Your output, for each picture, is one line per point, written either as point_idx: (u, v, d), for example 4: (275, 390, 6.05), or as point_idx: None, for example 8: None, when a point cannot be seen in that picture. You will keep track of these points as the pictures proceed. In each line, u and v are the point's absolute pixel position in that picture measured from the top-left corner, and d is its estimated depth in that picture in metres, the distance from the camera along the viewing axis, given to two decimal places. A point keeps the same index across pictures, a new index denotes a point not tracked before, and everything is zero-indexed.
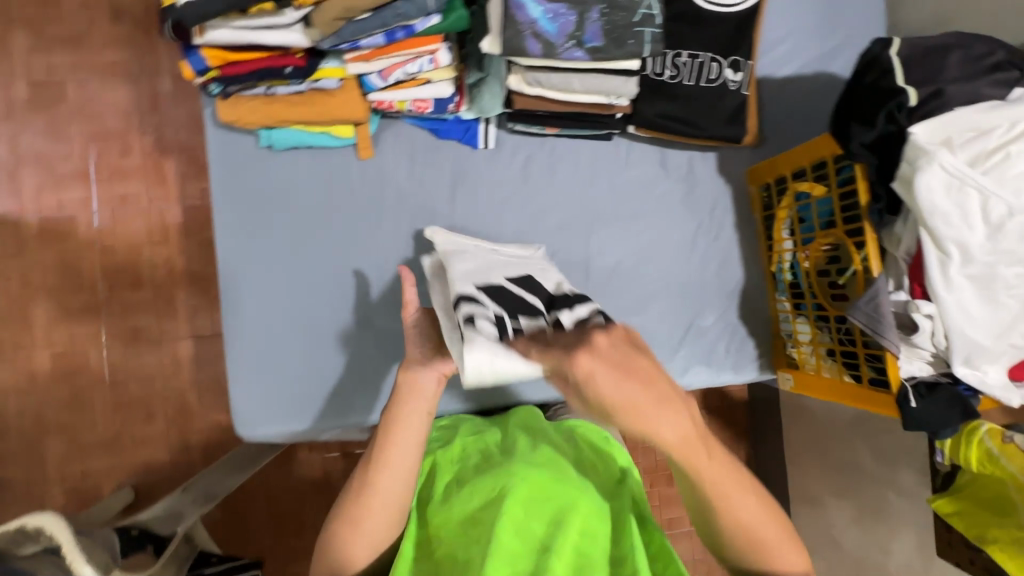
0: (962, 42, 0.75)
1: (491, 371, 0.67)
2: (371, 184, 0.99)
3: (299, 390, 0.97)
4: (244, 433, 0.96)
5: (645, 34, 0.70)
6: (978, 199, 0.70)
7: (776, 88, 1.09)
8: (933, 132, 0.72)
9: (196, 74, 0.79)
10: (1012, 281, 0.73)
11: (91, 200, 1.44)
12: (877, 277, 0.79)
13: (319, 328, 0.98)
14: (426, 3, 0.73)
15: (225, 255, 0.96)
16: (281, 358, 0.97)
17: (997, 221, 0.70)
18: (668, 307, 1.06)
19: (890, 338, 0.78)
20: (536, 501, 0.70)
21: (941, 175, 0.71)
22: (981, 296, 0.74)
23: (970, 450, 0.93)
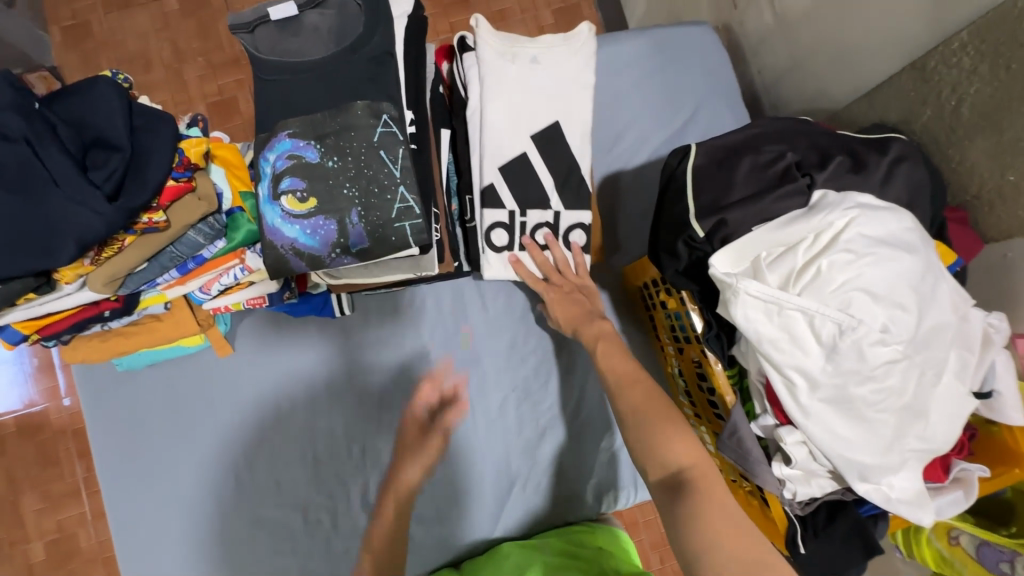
0: (749, 148, 0.69)
1: (499, 278, 0.91)
2: (239, 378, 1.00)
3: None
4: None
5: (406, 228, 0.68)
6: (803, 323, 0.62)
7: (634, 179, 1.04)
8: (733, 259, 0.64)
9: (16, 344, 0.79)
10: (871, 396, 0.64)
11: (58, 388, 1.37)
12: (732, 408, 0.74)
13: (212, 530, 0.96)
14: (197, 240, 0.73)
15: (107, 477, 0.96)
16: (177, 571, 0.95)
17: (830, 342, 0.62)
18: (566, 431, 1.00)
19: (760, 476, 0.71)
20: None
21: (755, 306, 0.62)
22: (845, 416, 0.65)
23: (924, 554, 0.80)
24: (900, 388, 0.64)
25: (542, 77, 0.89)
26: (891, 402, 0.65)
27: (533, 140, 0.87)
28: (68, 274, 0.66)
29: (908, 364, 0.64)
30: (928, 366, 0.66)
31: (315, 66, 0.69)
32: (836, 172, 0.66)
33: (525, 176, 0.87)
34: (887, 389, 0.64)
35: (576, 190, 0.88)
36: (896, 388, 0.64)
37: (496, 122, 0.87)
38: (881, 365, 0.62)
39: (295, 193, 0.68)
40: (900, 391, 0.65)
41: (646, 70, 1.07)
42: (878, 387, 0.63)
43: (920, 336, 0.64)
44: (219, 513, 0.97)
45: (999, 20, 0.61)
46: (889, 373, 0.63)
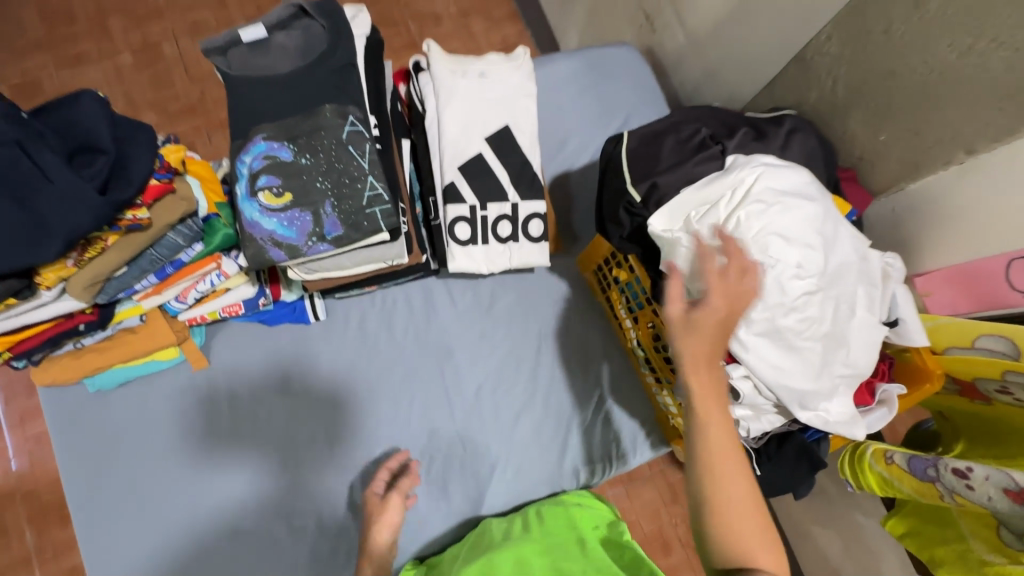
0: (671, 128, 0.81)
1: (465, 268, 0.99)
2: (214, 392, 1.00)
3: None
4: None
5: (378, 213, 0.75)
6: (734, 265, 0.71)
7: (580, 177, 1.15)
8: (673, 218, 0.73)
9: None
10: (796, 327, 0.73)
11: (6, 450, 1.49)
12: None
13: (191, 550, 0.94)
14: (177, 242, 0.77)
15: (79, 504, 0.93)
16: None
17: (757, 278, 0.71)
18: (540, 414, 1.06)
19: None
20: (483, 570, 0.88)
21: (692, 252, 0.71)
22: (778, 348, 0.74)
23: (868, 478, 0.89)
24: (821, 318, 0.74)
25: (490, 87, 1.00)
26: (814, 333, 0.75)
27: (486, 141, 0.97)
28: (49, 275, 0.69)
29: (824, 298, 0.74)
30: (842, 297, 0.76)
31: (284, 77, 0.77)
32: (743, 142, 0.78)
33: (483, 174, 0.97)
34: (809, 319, 0.74)
35: (528, 183, 0.98)
36: (816, 317, 0.74)
37: (453, 125, 0.97)
38: (798, 302, 0.73)
39: (271, 189, 0.74)
40: (819, 322, 0.75)
41: (581, 84, 1.20)
42: (801, 318, 0.73)
43: (830, 271, 0.75)
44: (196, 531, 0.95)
45: (850, 14, 0.77)
46: (808, 307, 0.73)
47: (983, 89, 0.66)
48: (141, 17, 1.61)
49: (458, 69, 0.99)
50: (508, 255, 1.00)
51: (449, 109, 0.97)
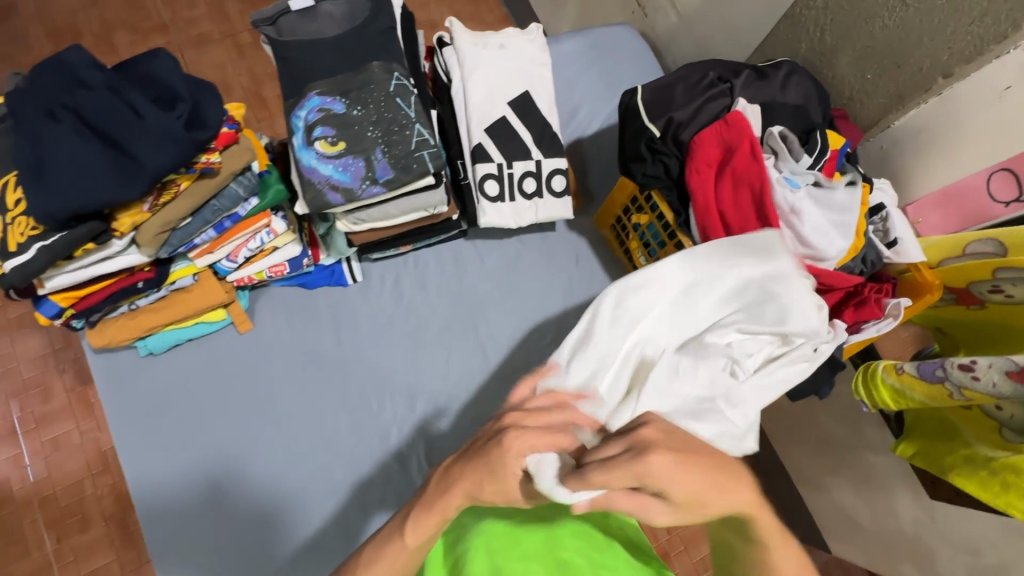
0: (683, 74, 0.89)
1: (496, 223, 1.05)
2: (259, 353, 1.04)
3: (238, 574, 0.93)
4: None
5: (426, 156, 0.81)
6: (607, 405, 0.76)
7: (591, 144, 1.23)
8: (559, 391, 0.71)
9: (52, 318, 0.84)
10: (674, 385, 0.77)
11: (21, 456, 1.48)
12: None
13: (243, 506, 0.96)
14: (238, 193, 0.82)
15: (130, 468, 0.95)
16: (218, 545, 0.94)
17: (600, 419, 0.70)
18: None
19: None
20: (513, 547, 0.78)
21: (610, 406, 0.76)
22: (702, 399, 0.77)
23: (882, 392, 0.97)
24: (672, 381, 0.77)
25: (509, 57, 1.08)
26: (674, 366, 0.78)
27: (509, 105, 1.05)
28: (126, 222, 0.74)
29: (649, 353, 0.79)
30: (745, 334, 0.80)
31: (333, 40, 0.84)
32: (748, 81, 0.87)
33: (507, 135, 1.05)
34: (679, 373, 0.78)
35: (549, 143, 1.06)
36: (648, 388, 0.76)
37: (478, 92, 1.05)
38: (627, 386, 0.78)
39: (327, 138, 0.80)
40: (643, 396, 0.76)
41: (585, 61, 1.29)
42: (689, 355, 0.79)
43: (700, 309, 0.80)
44: (249, 486, 0.98)
45: None
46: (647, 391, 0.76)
47: (956, 17, 0.77)
48: (150, 29, 1.68)
49: (478, 42, 1.08)
50: (534, 210, 1.07)
51: (474, 79, 1.05)
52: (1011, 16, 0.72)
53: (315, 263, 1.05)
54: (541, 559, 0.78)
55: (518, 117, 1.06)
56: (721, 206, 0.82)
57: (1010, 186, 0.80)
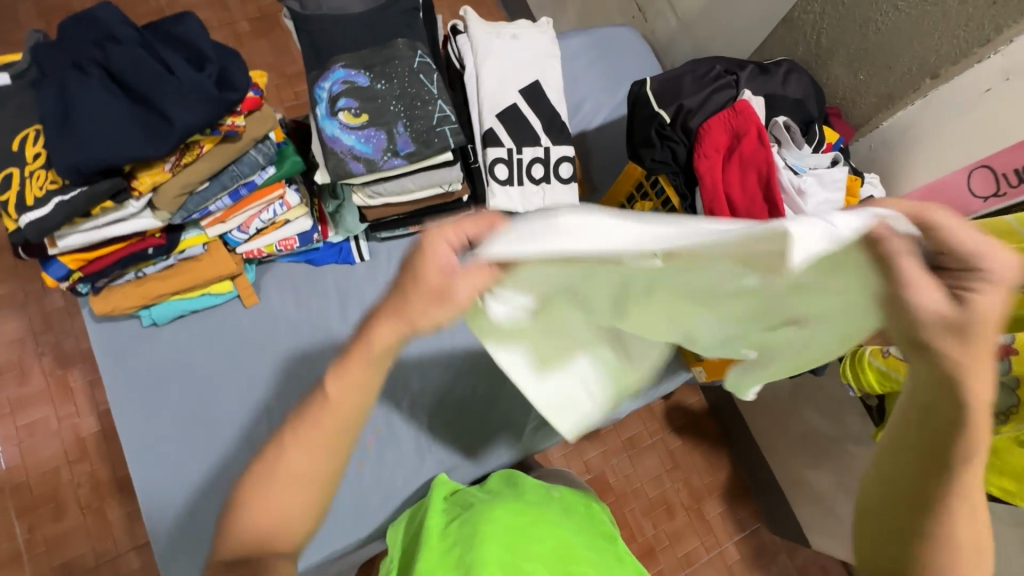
0: (690, 67, 0.95)
1: (505, 206, 1.07)
2: (264, 327, 1.03)
3: None
4: None
5: (446, 131, 0.84)
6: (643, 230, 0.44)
7: (595, 138, 1.28)
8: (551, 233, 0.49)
9: (58, 280, 0.83)
10: (644, 339, 0.62)
11: None
12: None
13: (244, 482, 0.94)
14: (257, 160, 0.83)
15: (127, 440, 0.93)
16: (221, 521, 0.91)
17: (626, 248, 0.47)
18: None
19: None
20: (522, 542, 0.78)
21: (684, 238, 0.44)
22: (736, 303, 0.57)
23: (869, 375, 1.02)
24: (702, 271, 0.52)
25: (521, 47, 1.12)
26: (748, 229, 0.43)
27: (520, 93, 1.08)
28: (146, 180, 0.74)
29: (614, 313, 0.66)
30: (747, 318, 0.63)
31: (357, 17, 0.86)
32: (753, 76, 0.93)
33: (519, 122, 1.08)
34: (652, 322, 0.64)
35: (558, 131, 1.10)
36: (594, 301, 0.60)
37: (491, 79, 1.08)
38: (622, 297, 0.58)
39: (350, 110, 0.82)
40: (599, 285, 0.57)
41: (590, 58, 1.34)
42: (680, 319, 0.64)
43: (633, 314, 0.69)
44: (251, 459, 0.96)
45: None
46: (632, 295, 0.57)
47: (942, 23, 0.84)
48: (148, 9, 1.65)
49: (492, 31, 1.11)
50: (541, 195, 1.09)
51: (488, 66, 1.08)
52: (995, 21, 0.78)
53: (324, 240, 1.05)
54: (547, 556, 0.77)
55: (529, 104, 1.09)
56: (728, 187, 0.85)
57: (989, 182, 0.83)
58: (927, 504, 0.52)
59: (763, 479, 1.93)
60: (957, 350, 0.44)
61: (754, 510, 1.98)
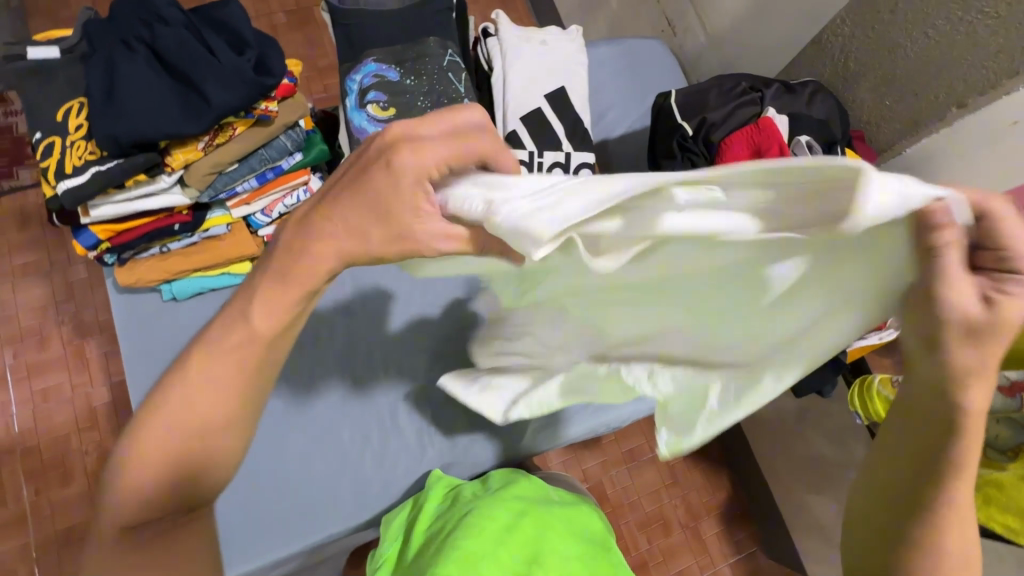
0: (715, 82, 0.96)
1: None
2: None
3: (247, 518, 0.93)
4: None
5: None
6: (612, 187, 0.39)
7: (617, 146, 1.29)
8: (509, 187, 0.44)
9: (87, 248, 0.86)
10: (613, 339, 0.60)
11: (9, 404, 1.46)
12: None
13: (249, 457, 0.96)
14: (286, 145, 0.85)
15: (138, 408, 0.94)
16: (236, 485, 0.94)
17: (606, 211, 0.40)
18: None
19: None
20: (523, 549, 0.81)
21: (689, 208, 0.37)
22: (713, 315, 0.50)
23: (877, 404, 1.00)
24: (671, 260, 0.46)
25: (549, 53, 1.14)
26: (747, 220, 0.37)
27: (545, 97, 1.10)
28: (180, 157, 0.77)
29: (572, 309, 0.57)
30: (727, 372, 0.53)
31: (392, 14, 0.89)
32: (778, 94, 0.94)
33: (542, 126, 1.09)
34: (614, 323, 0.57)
35: (581, 137, 1.11)
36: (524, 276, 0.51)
37: (518, 82, 1.10)
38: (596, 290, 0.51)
39: (379, 103, 0.84)
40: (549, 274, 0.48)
41: (617, 67, 1.35)
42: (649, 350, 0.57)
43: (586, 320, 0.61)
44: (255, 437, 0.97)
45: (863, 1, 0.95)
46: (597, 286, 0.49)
47: (973, 53, 0.83)
48: None
49: (522, 36, 1.13)
50: None
51: (515, 70, 1.10)
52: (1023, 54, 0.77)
53: None
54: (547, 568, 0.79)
55: (553, 109, 1.10)
56: None
57: None
58: (918, 513, 0.53)
59: (763, 501, 1.91)
60: (975, 357, 0.43)
61: (751, 532, 1.96)
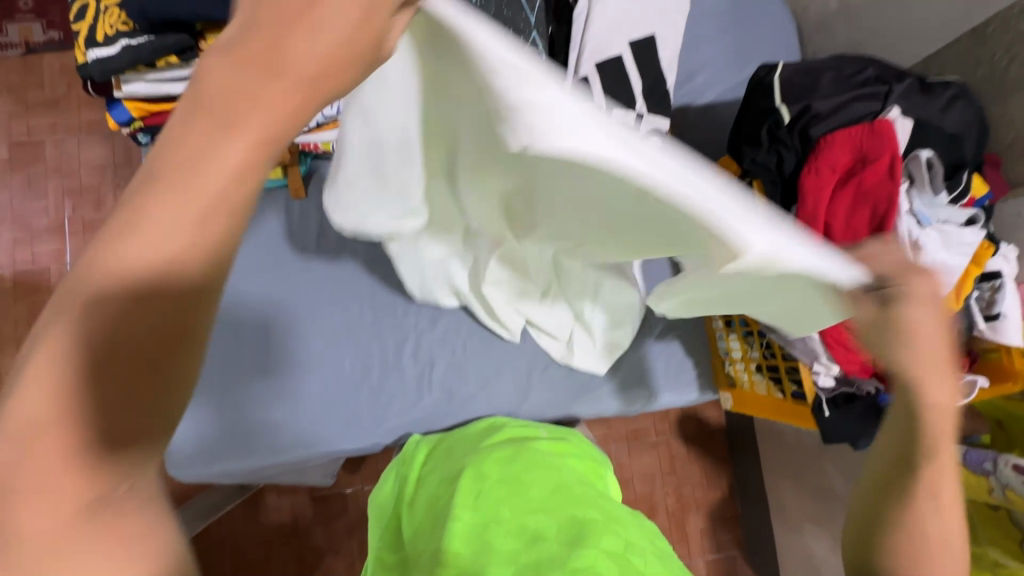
0: (833, 63, 0.80)
1: None
2: (306, 221, 1.04)
3: (239, 422, 0.95)
4: (207, 469, 0.94)
5: None
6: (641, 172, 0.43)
7: (699, 116, 1.13)
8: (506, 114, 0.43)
9: (120, 125, 0.83)
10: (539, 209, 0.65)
11: (63, 252, 1.54)
12: None
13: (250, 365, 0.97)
14: None
15: None
16: (229, 390, 0.96)
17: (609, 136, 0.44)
18: None
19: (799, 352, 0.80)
20: (515, 496, 0.74)
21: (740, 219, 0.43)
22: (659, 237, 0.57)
23: None
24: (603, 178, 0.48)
25: None
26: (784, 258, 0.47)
27: (630, 45, 0.96)
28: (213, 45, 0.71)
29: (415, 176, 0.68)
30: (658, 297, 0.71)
31: None
32: (908, 92, 0.77)
33: (619, 78, 0.96)
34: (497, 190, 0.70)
35: (659, 98, 0.97)
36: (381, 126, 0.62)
37: (603, 21, 0.95)
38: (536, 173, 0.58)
39: None
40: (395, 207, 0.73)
41: (724, 20, 1.16)
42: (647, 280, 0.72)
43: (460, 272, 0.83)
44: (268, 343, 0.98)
45: None
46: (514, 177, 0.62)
47: None
48: None
49: None
50: None
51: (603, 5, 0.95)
52: None
53: None
54: (548, 504, 0.72)
55: (634, 61, 0.96)
56: (829, 217, 0.74)
57: None
58: (900, 500, 0.49)
59: (757, 513, 1.86)
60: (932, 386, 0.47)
61: (736, 537, 1.93)
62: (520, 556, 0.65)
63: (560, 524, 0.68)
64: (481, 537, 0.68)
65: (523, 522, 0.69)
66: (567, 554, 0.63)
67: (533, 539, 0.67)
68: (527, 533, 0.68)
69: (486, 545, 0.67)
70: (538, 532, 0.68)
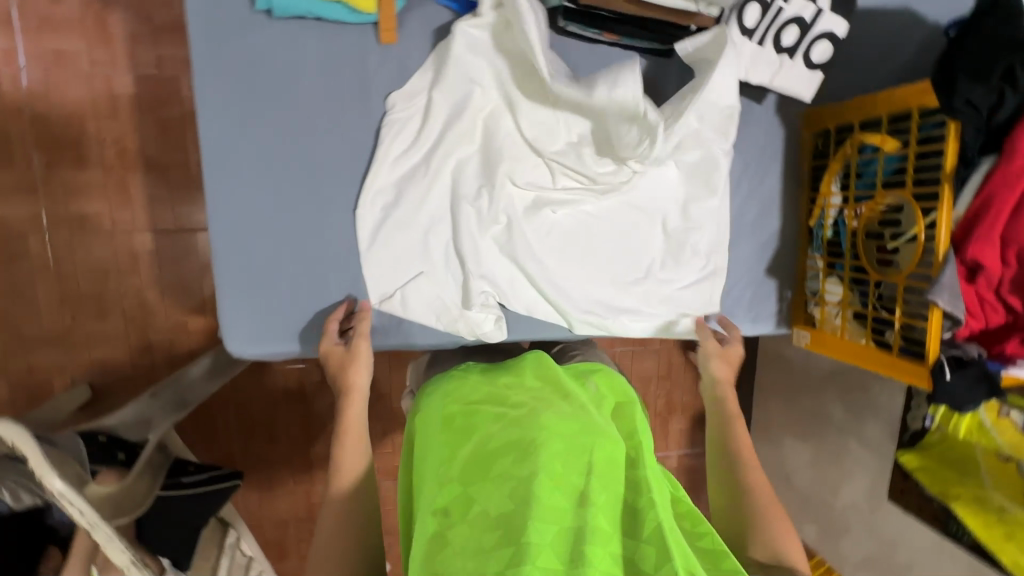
0: None
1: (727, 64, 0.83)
2: (389, 74, 0.85)
3: (284, 297, 0.87)
4: (243, 348, 0.87)
5: None
6: (432, 247, 0.88)
7: (858, 22, 0.96)
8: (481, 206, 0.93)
9: None
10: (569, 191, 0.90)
11: None
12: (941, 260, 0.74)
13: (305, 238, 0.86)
14: None
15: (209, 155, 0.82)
16: (271, 265, 0.86)
17: (507, 231, 0.89)
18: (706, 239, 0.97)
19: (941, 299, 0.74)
20: (565, 458, 0.69)
21: (489, 281, 0.90)
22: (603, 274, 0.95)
23: (963, 420, 0.98)
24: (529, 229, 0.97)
25: None
26: (474, 315, 0.90)
27: None
28: None
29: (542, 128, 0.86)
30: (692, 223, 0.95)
31: None
32: None
33: None
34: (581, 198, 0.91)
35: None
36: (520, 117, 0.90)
37: None
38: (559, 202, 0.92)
39: None
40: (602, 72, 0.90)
41: None
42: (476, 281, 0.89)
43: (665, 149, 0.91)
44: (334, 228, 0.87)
45: None
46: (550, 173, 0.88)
47: None
48: None
49: None
50: (773, 71, 0.85)
51: None
52: None
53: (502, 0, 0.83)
54: (585, 481, 0.68)
55: None
56: None
57: None
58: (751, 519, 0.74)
59: None
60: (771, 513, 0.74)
61: None
62: (567, 515, 0.64)
63: (607, 496, 0.67)
64: (513, 492, 0.66)
65: (554, 487, 0.66)
66: (609, 534, 0.64)
67: (560, 512, 0.65)
68: (558, 495, 0.66)
69: (534, 495, 0.65)
70: (583, 492, 0.67)
